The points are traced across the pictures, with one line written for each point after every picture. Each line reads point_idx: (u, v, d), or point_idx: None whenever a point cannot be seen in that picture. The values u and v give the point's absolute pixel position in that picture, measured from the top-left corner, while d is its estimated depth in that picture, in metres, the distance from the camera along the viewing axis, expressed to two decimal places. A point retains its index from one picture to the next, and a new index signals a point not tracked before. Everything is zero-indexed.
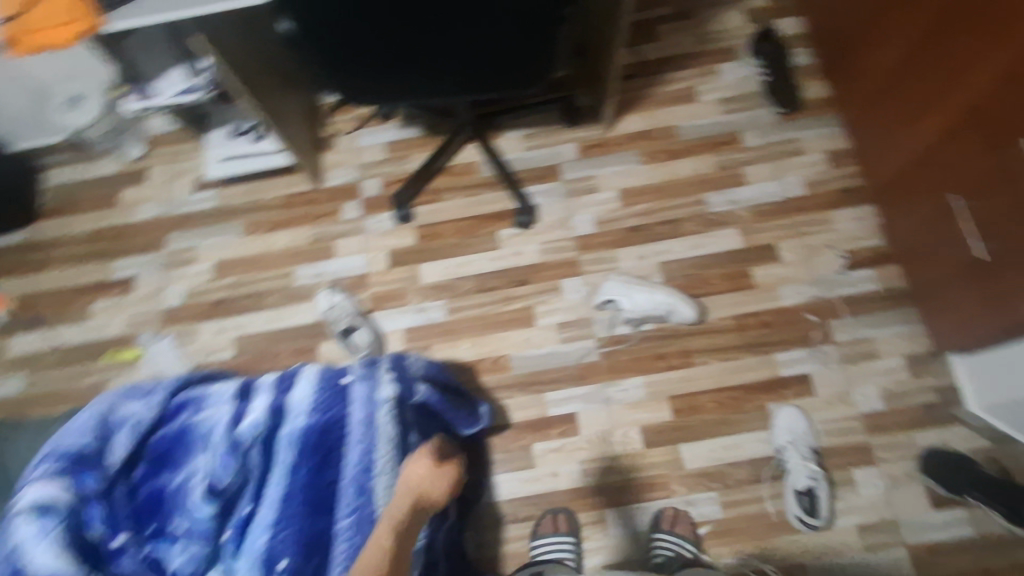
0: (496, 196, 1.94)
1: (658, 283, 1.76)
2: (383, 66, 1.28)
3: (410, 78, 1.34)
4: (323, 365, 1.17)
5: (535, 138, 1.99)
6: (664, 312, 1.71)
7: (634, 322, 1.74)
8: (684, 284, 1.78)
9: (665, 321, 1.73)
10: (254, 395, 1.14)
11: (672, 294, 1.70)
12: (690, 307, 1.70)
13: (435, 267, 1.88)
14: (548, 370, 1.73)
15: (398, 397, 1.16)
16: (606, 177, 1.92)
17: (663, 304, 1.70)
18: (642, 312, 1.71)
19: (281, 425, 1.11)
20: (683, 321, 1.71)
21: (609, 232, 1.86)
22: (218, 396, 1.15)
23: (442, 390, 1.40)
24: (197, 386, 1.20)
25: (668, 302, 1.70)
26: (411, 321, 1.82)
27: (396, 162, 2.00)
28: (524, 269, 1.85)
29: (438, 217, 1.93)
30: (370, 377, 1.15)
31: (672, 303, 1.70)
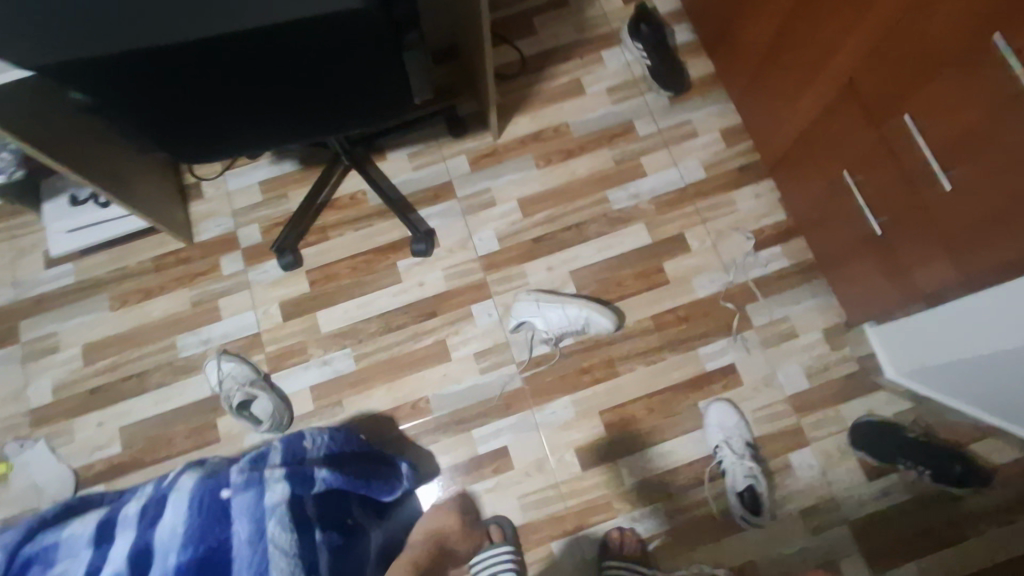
0: (390, 224, 1.79)
1: (570, 295, 1.68)
2: (212, 119, 1.11)
3: (252, 127, 1.17)
4: (196, 482, 1.02)
5: (421, 156, 1.85)
6: (580, 325, 1.63)
7: (552, 340, 1.65)
8: (598, 290, 1.71)
9: (584, 332, 1.65)
10: (116, 537, 0.99)
11: (586, 305, 1.62)
12: (606, 316, 1.63)
13: (333, 313, 1.72)
14: (471, 405, 1.63)
15: (290, 500, 1.03)
16: (503, 188, 1.81)
17: (579, 318, 1.62)
18: (558, 329, 1.63)
19: (148, 570, 0.95)
20: (602, 330, 1.64)
21: (514, 246, 1.76)
22: (73, 546, 0.99)
23: (354, 463, 1.27)
24: (50, 534, 1.04)
25: (584, 314, 1.62)
26: (317, 377, 1.67)
27: (273, 203, 1.81)
28: (430, 300, 1.72)
29: (329, 257, 1.77)
30: (253, 485, 1.02)
31: (588, 314, 1.62)
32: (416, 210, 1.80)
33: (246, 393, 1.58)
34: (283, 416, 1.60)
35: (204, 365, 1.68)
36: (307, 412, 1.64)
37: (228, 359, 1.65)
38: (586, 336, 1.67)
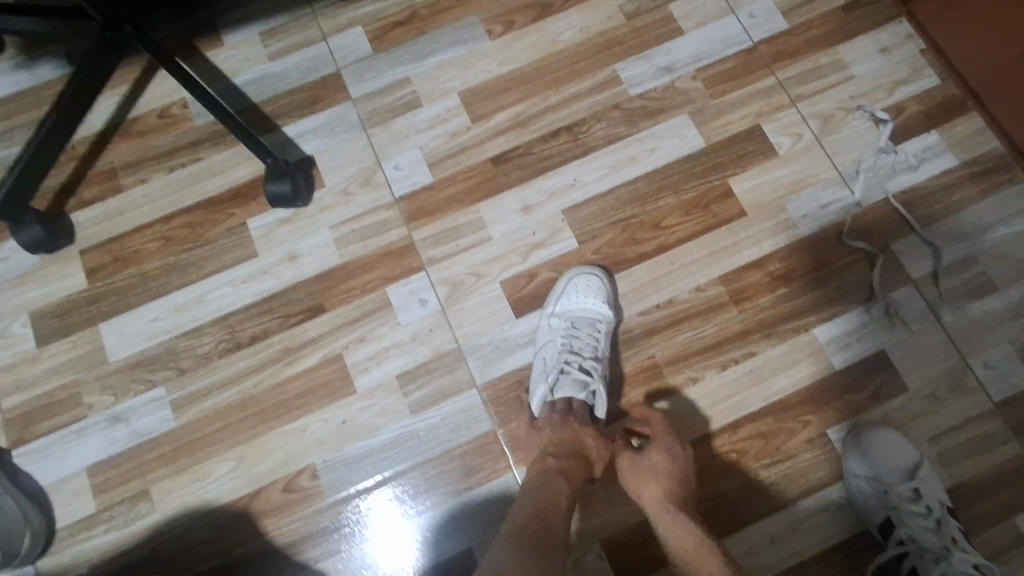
0: (230, 154, 0.98)
1: (605, 308, 0.88)
2: None
3: None
4: None
5: (281, 33, 1.03)
6: (578, 323, 0.86)
7: (563, 372, 0.84)
8: (618, 242, 0.93)
9: (599, 322, 0.87)
10: None
11: (543, 306, 0.91)
12: (582, 273, 0.90)
13: (128, 326, 0.91)
14: (402, 476, 0.86)
15: None
16: (431, 75, 1.01)
17: (559, 321, 0.88)
18: (568, 354, 0.85)
19: None
20: (603, 296, 0.89)
21: (459, 175, 0.97)
22: None
23: None
24: None
25: (552, 311, 0.89)
26: (101, 449, 0.87)
27: (13, 134, 0.99)
28: (310, 286, 0.93)
29: (118, 223, 0.96)
30: None
31: (563, 301, 0.89)
32: (278, 127, 1.00)
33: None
34: (36, 515, 0.83)
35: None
36: (84, 518, 0.85)
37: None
38: (613, 322, 0.89)
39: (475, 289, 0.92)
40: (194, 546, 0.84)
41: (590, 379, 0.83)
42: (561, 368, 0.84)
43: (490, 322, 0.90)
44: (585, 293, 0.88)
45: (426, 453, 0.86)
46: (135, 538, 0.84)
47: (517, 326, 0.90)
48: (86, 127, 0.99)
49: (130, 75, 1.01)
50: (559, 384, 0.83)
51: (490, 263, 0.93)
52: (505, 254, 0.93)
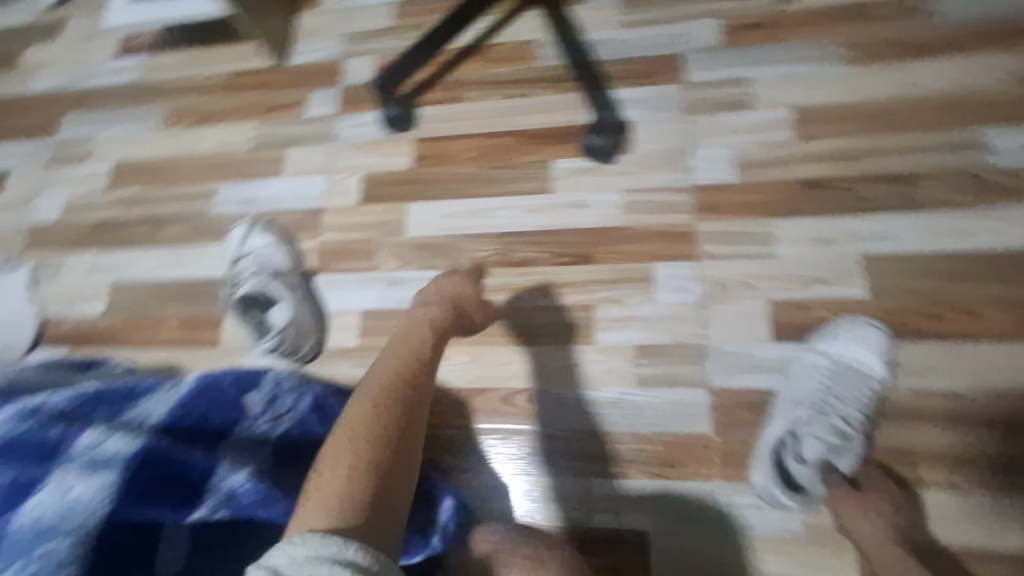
0: (558, 99, 1.07)
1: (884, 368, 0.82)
2: None
3: None
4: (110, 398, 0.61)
5: (642, 6, 1.10)
6: (846, 369, 0.82)
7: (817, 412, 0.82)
8: (912, 311, 0.85)
9: (870, 378, 0.82)
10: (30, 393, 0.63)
11: (807, 341, 0.87)
12: (868, 324, 0.85)
13: (428, 213, 1.06)
14: (603, 437, 0.89)
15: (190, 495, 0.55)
16: (770, 83, 1.00)
17: (827, 362, 0.84)
18: (830, 399, 0.82)
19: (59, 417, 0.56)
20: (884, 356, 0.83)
21: (763, 186, 0.95)
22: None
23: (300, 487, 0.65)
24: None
25: (822, 348, 0.85)
26: (375, 301, 1.03)
27: (399, 31, 1.18)
28: (585, 236, 0.99)
29: (450, 127, 1.10)
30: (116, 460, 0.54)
31: (839, 344, 0.85)
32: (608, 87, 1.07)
33: (264, 292, 1.02)
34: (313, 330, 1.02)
35: (230, 233, 1.11)
36: (344, 349, 1.01)
37: (257, 225, 1.10)
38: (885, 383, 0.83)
39: (739, 298, 0.91)
40: None
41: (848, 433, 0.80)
42: (817, 406, 0.82)
43: (743, 336, 0.89)
44: (862, 346, 0.84)
45: (636, 426, 0.88)
46: None
47: (768, 350, 0.88)
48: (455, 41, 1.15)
49: (505, 10, 1.16)
50: (808, 421, 0.82)
51: (762, 279, 0.91)
52: (782, 276, 0.91)
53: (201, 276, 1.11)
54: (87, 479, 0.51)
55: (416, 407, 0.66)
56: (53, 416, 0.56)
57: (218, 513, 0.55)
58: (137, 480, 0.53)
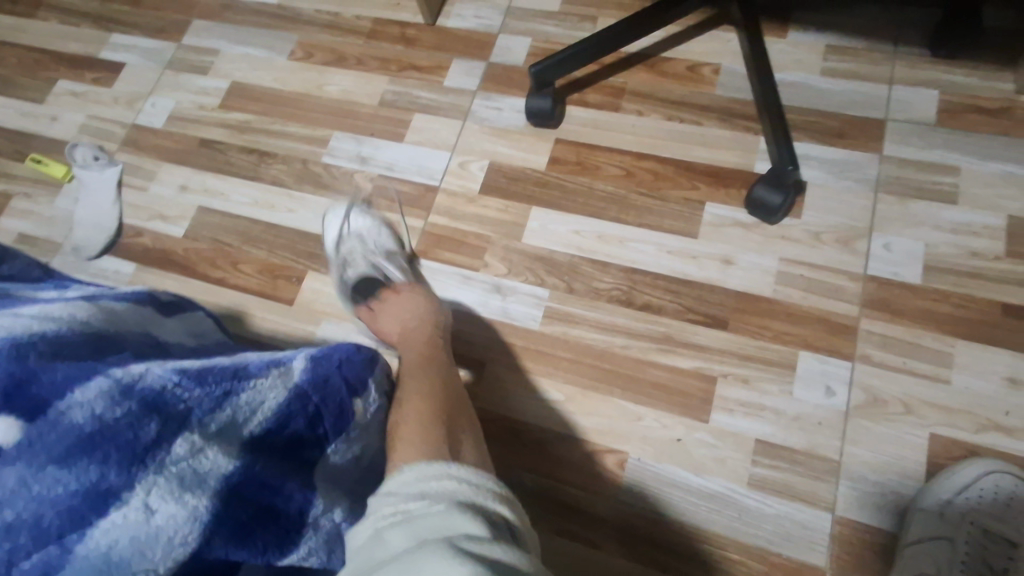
0: (729, 136, 0.95)
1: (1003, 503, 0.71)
2: None
3: None
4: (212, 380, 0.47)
5: (848, 58, 0.96)
6: (958, 519, 0.72)
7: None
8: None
9: (989, 529, 0.71)
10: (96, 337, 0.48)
11: (927, 483, 0.73)
12: (993, 476, 0.71)
13: (553, 224, 0.95)
14: (694, 532, 0.77)
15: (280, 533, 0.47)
16: (984, 181, 0.86)
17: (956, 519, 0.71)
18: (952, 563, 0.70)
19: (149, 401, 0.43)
20: (1012, 511, 0.71)
21: (951, 297, 0.81)
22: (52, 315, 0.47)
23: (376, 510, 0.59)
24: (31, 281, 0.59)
25: (950, 502, 0.71)
26: (472, 303, 0.93)
27: (567, 19, 1.07)
28: (727, 297, 0.86)
29: (598, 136, 0.99)
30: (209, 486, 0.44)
31: (973, 498, 0.71)
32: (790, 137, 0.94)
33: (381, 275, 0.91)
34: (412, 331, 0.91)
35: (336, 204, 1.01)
36: None
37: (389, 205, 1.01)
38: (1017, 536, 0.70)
39: (895, 419, 0.77)
40: (485, 437, 0.85)
41: None
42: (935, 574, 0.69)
43: (890, 466, 0.75)
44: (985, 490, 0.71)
45: (737, 532, 0.76)
46: None
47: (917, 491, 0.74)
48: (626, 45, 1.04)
49: (690, 22, 1.04)
50: None
51: (930, 405, 0.77)
52: (954, 408, 0.76)
53: (294, 225, 1.03)
54: (178, 504, 0.42)
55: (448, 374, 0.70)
56: (150, 396, 0.44)
57: (312, 558, 0.49)
58: (231, 511, 0.44)
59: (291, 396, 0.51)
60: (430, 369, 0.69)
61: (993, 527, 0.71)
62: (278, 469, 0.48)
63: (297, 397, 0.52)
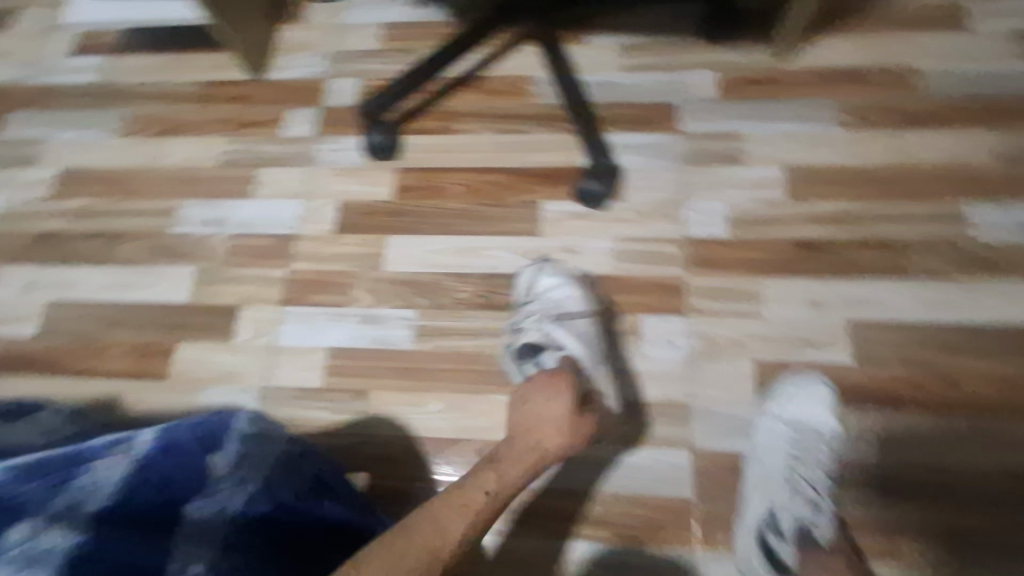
0: (552, 138, 1.04)
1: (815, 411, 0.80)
2: None
3: None
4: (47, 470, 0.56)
5: (641, 53, 1.09)
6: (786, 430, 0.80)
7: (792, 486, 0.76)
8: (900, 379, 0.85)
9: (826, 437, 0.80)
10: None
11: (759, 403, 0.86)
12: (801, 385, 0.83)
13: (409, 247, 1.00)
14: (582, 498, 0.85)
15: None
16: (765, 140, 1.00)
17: (785, 428, 0.81)
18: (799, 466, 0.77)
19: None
20: (826, 412, 0.81)
21: (757, 243, 0.94)
22: None
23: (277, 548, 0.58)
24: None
25: (775, 414, 0.82)
26: (347, 337, 0.96)
27: (389, 55, 1.13)
28: (576, 283, 0.95)
29: (437, 158, 1.06)
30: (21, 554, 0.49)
31: (790, 406, 0.82)
32: (605, 130, 1.04)
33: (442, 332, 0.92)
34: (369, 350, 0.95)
35: (203, 275, 1.03)
36: (311, 388, 0.94)
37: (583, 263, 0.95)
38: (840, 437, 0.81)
39: (729, 357, 0.89)
40: (381, 460, 0.89)
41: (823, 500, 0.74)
42: (786, 477, 0.76)
43: (731, 396, 0.87)
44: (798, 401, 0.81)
45: (618, 486, 0.85)
46: (340, 425, 0.92)
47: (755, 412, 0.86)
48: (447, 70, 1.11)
49: (501, 40, 1.12)
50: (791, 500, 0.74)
51: (754, 339, 0.89)
52: (774, 337, 0.89)
53: (157, 300, 1.02)
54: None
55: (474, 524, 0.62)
56: None
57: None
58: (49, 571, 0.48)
59: (128, 466, 0.58)
60: (457, 521, 0.61)
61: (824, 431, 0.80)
62: (106, 528, 0.52)
63: (136, 464, 0.59)
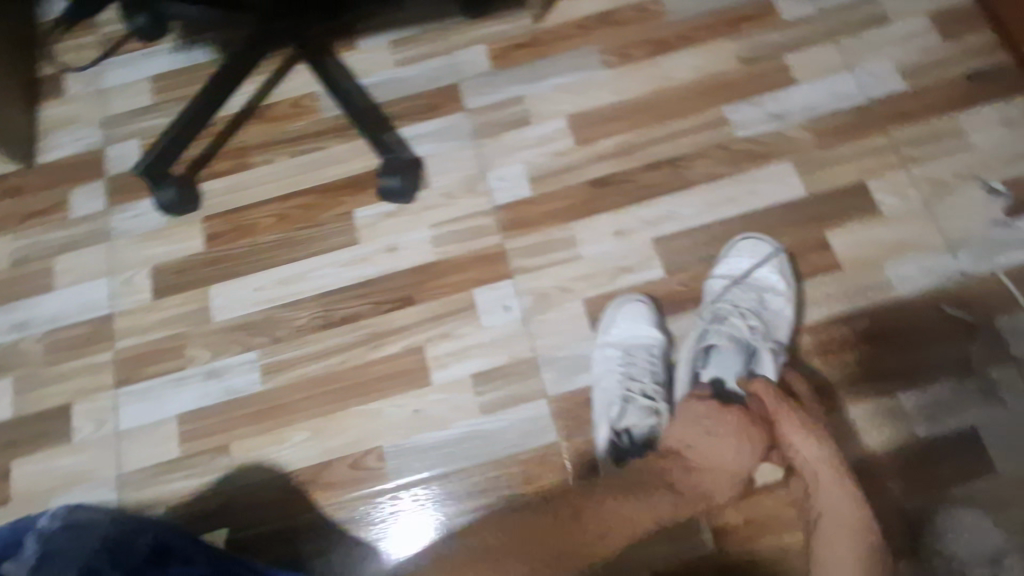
0: (348, 147, 1.05)
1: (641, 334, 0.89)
2: None
3: None
4: None
5: (412, 43, 1.11)
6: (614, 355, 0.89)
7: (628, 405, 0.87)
8: (707, 277, 0.93)
9: (654, 348, 0.90)
10: None
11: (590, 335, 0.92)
12: (621, 308, 0.91)
13: (234, 292, 0.99)
14: (460, 473, 0.88)
15: None
16: (544, 96, 1.05)
17: (614, 350, 0.89)
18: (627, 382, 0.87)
19: None
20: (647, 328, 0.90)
21: (559, 193, 1.00)
22: None
23: None
24: None
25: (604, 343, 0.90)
26: (194, 399, 0.94)
27: (164, 107, 1.09)
28: (404, 278, 0.97)
29: (239, 197, 1.04)
30: None
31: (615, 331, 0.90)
32: (396, 127, 1.06)
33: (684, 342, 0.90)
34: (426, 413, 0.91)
35: (23, 384, 0.96)
36: (169, 461, 0.91)
37: (756, 240, 0.93)
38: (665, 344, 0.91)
39: (559, 303, 0.94)
40: (260, 506, 0.89)
41: (656, 404, 0.87)
42: (624, 397, 0.87)
43: (569, 338, 0.92)
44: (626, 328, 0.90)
45: (490, 453, 0.89)
46: (208, 487, 0.90)
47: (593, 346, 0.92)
48: (227, 107, 1.09)
49: (273, 65, 1.11)
50: (624, 411, 0.86)
51: (576, 280, 0.95)
52: (593, 274, 0.95)
53: None
54: None
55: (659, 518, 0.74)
56: None
57: None
58: None
59: None
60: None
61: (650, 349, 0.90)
62: None
63: None
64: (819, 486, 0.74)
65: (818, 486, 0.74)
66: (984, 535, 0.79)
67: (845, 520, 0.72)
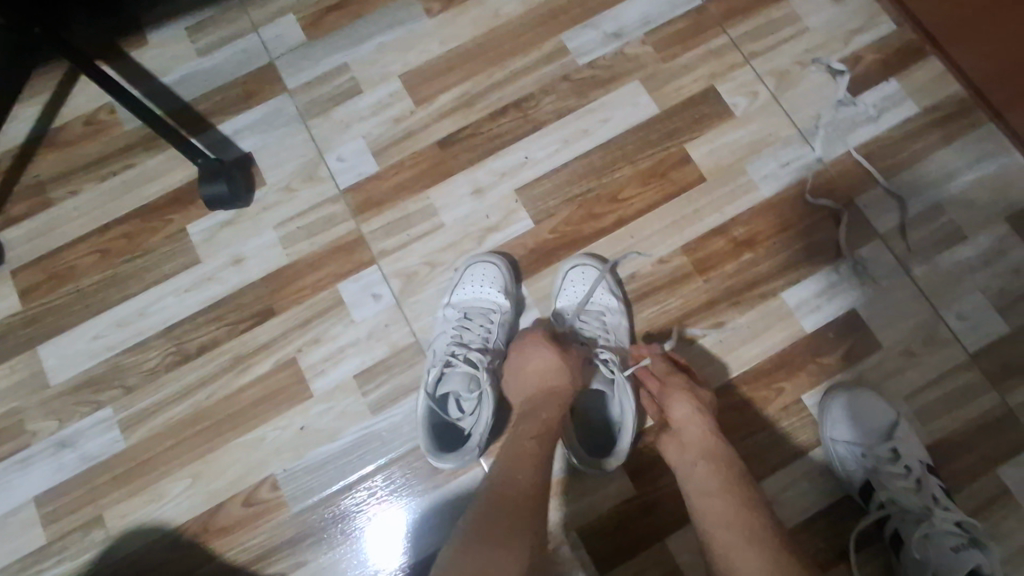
0: (162, 158, 0.93)
1: (487, 292, 0.84)
2: None
3: None
4: None
5: (210, 27, 0.98)
6: (454, 317, 0.84)
7: (453, 366, 0.80)
8: (555, 309, 0.86)
9: (493, 313, 0.84)
10: None
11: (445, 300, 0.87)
12: (478, 266, 0.86)
13: (69, 347, 0.87)
14: (362, 481, 0.82)
15: None
16: (369, 59, 0.96)
17: (455, 311, 0.85)
18: (457, 344, 0.81)
19: None
20: (496, 288, 0.85)
21: (407, 161, 0.92)
22: None
23: None
24: None
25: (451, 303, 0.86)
26: (47, 477, 0.83)
27: None
28: (258, 289, 0.88)
29: (48, 240, 0.90)
30: None
31: (459, 293, 0.85)
32: (212, 125, 0.94)
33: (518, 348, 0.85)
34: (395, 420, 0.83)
35: None
36: (37, 550, 0.81)
37: (583, 265, 0.86)
38: (509, 313, 0.85)
39: (431, 279, 0.88)
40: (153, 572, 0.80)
41: (476, 370, 0.79)
42: (446, 360, 0.80)
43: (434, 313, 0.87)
44: (476, 286, 0.85)
45: (390, 452, 0.83)
46: (89, 566, 0.81)
47: (448, 309, 0.85)
48: (9, 140, 0.94)
49: (52, 80, 0.95)
50: (445, 376, 0.80)
51: (443, 251, 0.89)
52: (459, 240, 0.89)
53: None
54: None
55: (534, 482, 0.60)
56: None
57: None
58: None
59: None
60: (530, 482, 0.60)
61: (491, 310, 0.84)
62: None
63: None
64: (691, 468, 0.67)
65: (701, 491, 0.64)
66: (882, 415, 0.80)
67: (729, 518, 0.60)
